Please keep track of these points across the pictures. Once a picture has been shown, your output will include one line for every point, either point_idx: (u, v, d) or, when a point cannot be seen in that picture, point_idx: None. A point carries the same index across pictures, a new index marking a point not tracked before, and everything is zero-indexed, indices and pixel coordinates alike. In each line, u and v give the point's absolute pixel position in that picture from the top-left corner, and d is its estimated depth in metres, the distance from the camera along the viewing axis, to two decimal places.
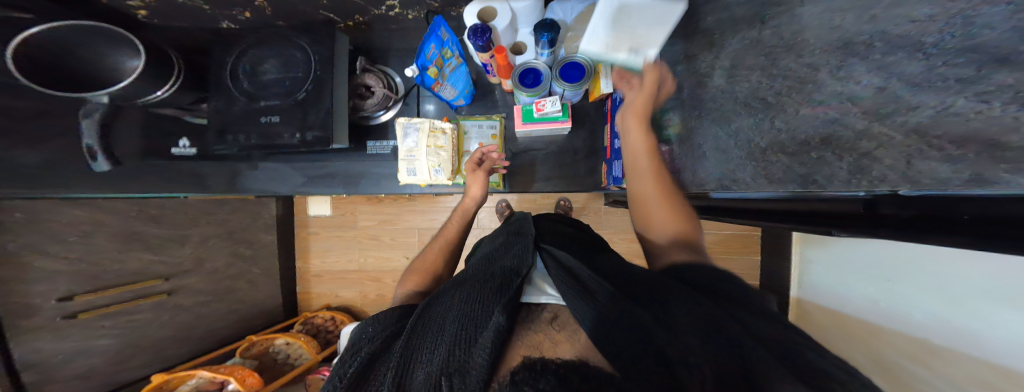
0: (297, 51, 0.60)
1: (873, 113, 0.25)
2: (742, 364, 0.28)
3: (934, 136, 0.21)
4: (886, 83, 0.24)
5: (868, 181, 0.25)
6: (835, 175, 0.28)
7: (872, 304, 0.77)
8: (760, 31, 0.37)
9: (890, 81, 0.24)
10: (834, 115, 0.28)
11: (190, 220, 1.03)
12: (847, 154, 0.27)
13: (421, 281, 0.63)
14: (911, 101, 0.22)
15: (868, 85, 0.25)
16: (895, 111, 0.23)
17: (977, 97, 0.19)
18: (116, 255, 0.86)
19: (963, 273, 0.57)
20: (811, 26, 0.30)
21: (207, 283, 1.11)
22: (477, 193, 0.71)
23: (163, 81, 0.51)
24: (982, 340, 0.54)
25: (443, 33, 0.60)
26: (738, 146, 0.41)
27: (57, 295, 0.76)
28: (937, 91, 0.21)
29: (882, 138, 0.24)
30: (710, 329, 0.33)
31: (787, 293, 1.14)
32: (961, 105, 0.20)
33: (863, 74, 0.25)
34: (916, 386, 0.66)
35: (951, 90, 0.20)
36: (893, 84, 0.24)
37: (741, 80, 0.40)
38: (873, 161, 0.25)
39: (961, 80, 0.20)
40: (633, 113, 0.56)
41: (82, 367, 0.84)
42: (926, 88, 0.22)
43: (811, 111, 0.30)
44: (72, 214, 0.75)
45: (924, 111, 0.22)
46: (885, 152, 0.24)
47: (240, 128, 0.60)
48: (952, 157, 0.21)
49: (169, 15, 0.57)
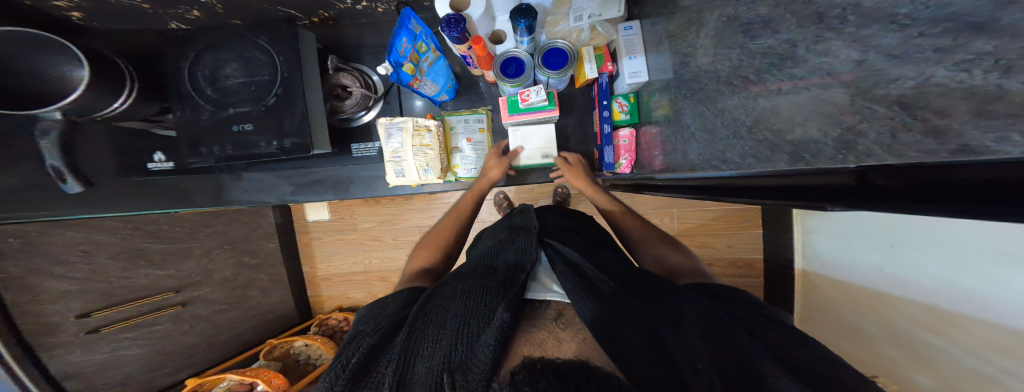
0: (258, 52, 0.57)
1: (854, 87, 0.21)
2: (752, 377, 0.28)
3: (918, 107, 0.17)
4: (864, 57, 0.20)
5: (856, 156, 0.21)
6: (821, 152, 0.24)
7: (878, 272, 0.75)
8: (736, 8, 0.33)
9: (868, 54, 0.20)
10: (816, 91, 0.24)
11: (191, 233, 0.97)
12: (831, 129, 0.23)
13: (432, 254, 0.66)
14: (891, 73, 0.18)
15: (848, 60, 0.21)
16: (877, 84, 0.19)
17: (957, 66, 0.15)
18: (121, 272, 0.80)
19: (969, 234, 0.54)
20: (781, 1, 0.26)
21: (220, 292, 1.05)
22: (493, 175, 0.71)
23: (118, 90, 0.49)
24: (993, 304, 0.51)
25: (414, 26, 0.57)
26: (725, 125, 0.38)
27: (74, 313, 0.70)
28: (917, 63, 0.17)
29: (865, 112, 0.20)
30: (717, 334, 0.35)
31: (793, 266, 1.12)
32: (940, 76, 0.16)
33: (841, 48, 0.21)
34: (933, 355, 0.63)
35: (929, 62, 0.16)
36: (872, 57, 0.19)
37: (723, 58, 0.37)
38: (858, 136, 0.21)
39: (938, 50, 0.16)
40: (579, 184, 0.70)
41: (119, 376, 0.81)
42: (906, 61, 0.18)
43: (793, 86, 0.27)
44: (68, 236, 0.69)
45: (904, 83, 0.18)
46: (869, 125, 0.20)
47: (213, 140, 0.58)
48: (937, 131, 0.16)
49: (110, 16, 0.52)
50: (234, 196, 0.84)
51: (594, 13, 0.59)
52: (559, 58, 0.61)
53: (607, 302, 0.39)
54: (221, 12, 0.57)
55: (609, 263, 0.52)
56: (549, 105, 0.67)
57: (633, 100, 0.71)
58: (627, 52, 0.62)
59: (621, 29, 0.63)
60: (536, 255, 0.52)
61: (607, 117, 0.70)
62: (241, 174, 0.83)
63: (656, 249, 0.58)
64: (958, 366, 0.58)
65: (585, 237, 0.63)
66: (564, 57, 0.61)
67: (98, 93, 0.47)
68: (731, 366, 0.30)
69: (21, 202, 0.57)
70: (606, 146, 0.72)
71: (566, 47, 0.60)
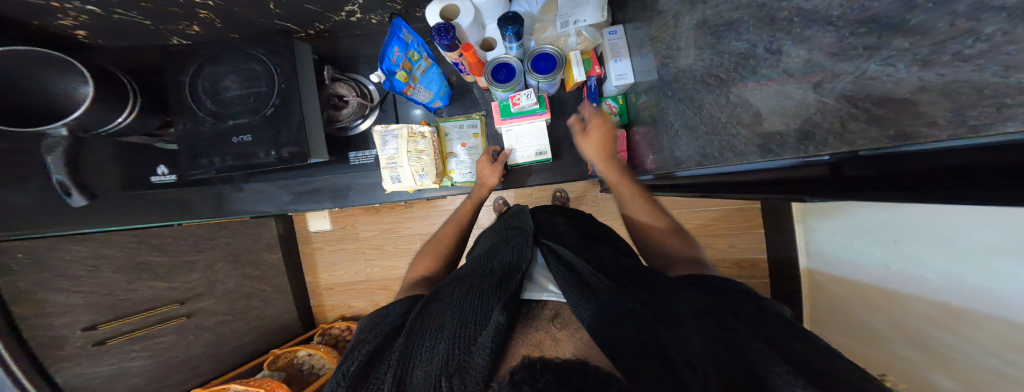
0: (256, 64, 0.58)
1: (807, 82, 0.23)
2: (746, 369, 0.29)
3: (860, 98, 0.19)
4: (810, 56, 0.22)
5: (815, 146, 0.24)
6: (786, 144, 0.27)
7: (883, 268, 0.75)
8: (704, 11, 0.35)
9: (812, 53, 0.22)
10: (777, 87, 0.26)
11: (194, 245, 0.98)
12: (792, 120, 0.25)
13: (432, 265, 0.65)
14: (834, 69, 0.20)
15: (799, 59, 0.23)
16: (823, 79, 0.22)
17: (884, 61, 0.17)
18: (127, 285, 0.81)
19: (974, 227, 0.53)
20: (739, 5, 0.28)
21: (224, 302, 1.06)
22: (490, 182, 0.72)
23: (121, 105, 0.51)
24: (1003, 298, 0.51)
25: (405, 35, 0.59)
26: (703, 121, 0.40)
27: (81, 325, 0.71)
28: (853, 60, 0.19)
29: (817, 105, 0.23)
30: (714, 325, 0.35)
31: (797, 265, 1.11)
32: (874, 69, 0.18)
33: (792, 48, 0.24)
34: (949, 354, 0.62)
35: (863, 57, 0.18)
36: (816, 56, 0.22)
37: (695, 59, 0.39)
38: (815, 126, 0.23)
39: (868, 48, 0.18)
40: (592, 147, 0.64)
41: None
42: (844, 58, 0.20)
43: (757, 84, 0.28)
44: (75, 250, 0.70)
45: (845, 77, 0.20)
46: (822, 116, 0.22)
47: (213, 150, 0.59)
48: (879, 119, 0.18)
49: (113, 35, 0.54)
50: (235, 206, 0.86)
51: (579, 20, 0.60)
52: (547, 63, 0.62)
53: (604, 301, 0.39)
54: (219, 27, 0.59)
55: (605, 259, 0.53)
56: (540, 109, 0.67)
57: (622, 101, 0.72)
58: (613, 55, 0.63)
59: (606, 34, 0.64)
60: (531, 255, 0.53)
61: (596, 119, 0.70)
62: (242, 185, 0.84)
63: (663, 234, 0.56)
64: (973, 363, 0.57)
65: (582, 234, 0.64)
66: (553, 62, 0.62)
67: (102, 110, 0.49)
68: (729, 363, 0.30)
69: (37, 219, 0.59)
70: None
71: (554, 52, 0.62)
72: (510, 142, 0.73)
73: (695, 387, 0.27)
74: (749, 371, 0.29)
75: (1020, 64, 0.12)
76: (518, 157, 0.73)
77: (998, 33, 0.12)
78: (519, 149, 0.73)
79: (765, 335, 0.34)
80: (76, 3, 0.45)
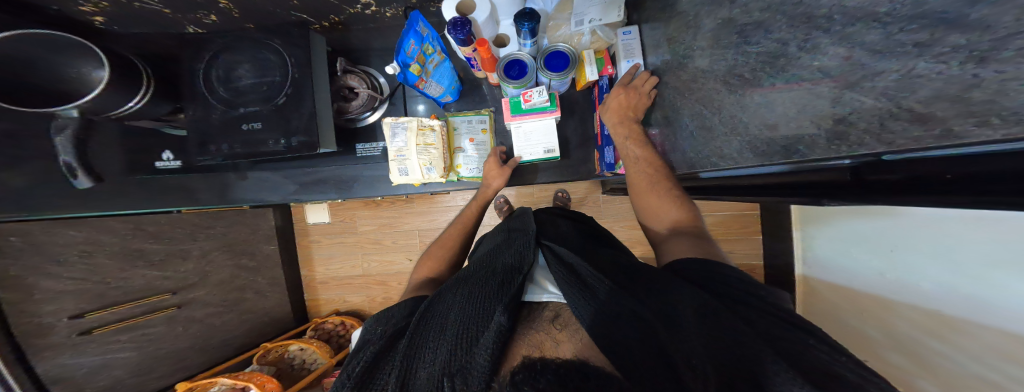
0: (271, 54, 0.59)
1: (843, 81, 0.25)
2: (748, 370, 0.29)
3: (902, 98, 0.21)
4: (850, 53, 0.24)
5: (848, 145, 0.27)
6: (815, 144, 0.30)
7: (878, 277, 0.76)
8: (730, 10, 0.37)
9: (853, 50, 0.23)
10: (809, 86, 0.29)
11: (191, 234, 0.97)
12: (824, 121, 0.28)
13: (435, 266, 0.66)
14: (876, 67, 0.22)
15: (835, 56, 0.25)
16: (863, 77, 0.23)
17: (935, 59, 0.18)
18: (118, 273, 0.81)
19: (970, 238, 0.54)
20: (770, 5, 0.30)
21: (217, 294, 1.06)
22: (497, 186, 0.74)
23: (134, 89, 0.51)
24: (991, 307, 0.52)
25: (421, 28, 0.59)
26: (721, 122, 0.44)
27: (68, 313, 0.71)
28: (900, 57, 0.20)
29: (855, 103, 0.25)
30: (721, 329, 0.34)
31: (793, 271, 1.12)
32: (922, 67, 0.19)
33: (829, 45, 0.25)
34: (938, 362, 0.63)
35: (911, 55, 0.19)
36: (857, 53, 0.23)
37: (719, 59, 0.42)
38: (850, 126, 0.26)
39: (917, 44, 0.19)
40: (611, 111, 0.61)
41: (106, 380, 0.80)
42: (889, 55, 0.21)
43: (788, 85, 0.31)
44: (70, 235, 0.70)
45: (889, 75, 0.21)
46: (859, 116, 0.25)
47: (221, 137, 0.59)
48: (921, 119, 0.20)
49: (129, 21, 0.54)
50: (235, 196, 0.84)
51: (595, 18, 0.62)
52: (560, 61, 0.63)
53: (606, 302, 0.39)
54: (236, 17, 0.59)
55: (608, 261, 0.53)
56: (551, 106, 0.67)
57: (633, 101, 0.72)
58: (626, 56, 0.65)
59: (620, 34, 0.65)
60: (531, 258, 0.53)
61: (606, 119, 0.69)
62: (246, 173, 0.82)
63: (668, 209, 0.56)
64: (959, 371, 0.58)
65: (586, 236, 0.64)
66: (566, 60, 0.63)
67: (117, 94, 0.49)
68: (734, 370, 0.29)
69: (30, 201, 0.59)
70: (607, 147, 0.70)
71: (568, 50, 0.62)
72: (518, 139, 0.72)
73: (694, 387, 0.27)
74: (751, 379, 0.28)
75: None
76: (524, 153, 0.72)
77: None
78: (525, 147, 0.72)
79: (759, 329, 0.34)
80: None
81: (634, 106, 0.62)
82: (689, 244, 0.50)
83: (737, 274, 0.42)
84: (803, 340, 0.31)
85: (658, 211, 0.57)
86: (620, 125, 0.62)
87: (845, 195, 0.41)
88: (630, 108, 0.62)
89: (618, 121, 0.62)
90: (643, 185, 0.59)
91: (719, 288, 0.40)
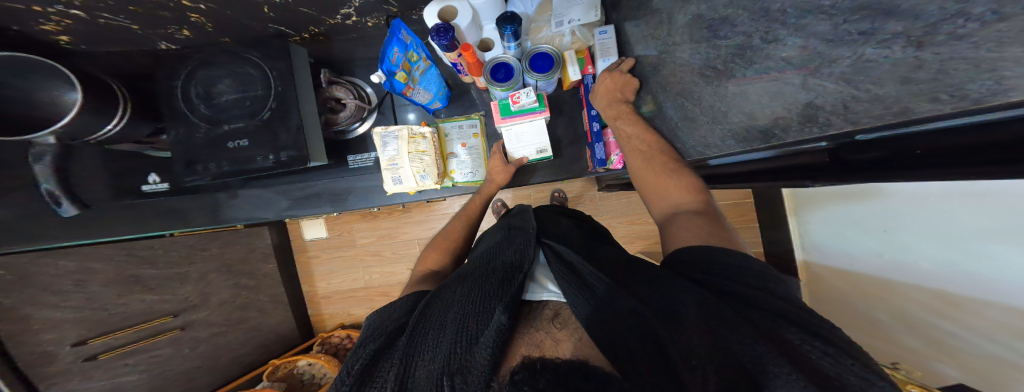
0: (251, 68, 0.58)
1: (805, 68, 0.28)
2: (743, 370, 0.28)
3: (858, 80, 0.24)
4: (806, 43, 0.26)
5: (819, 127, 0.29)
6: (790, 127, 0.32)
7: (876, 258, 0.77)
8: (698, 7, 0.39)
9: (808, 40, 0.26)
10: (774, 74, 0.31)
11: (185, 257, 0.94)
12: (794, 106, 0.31)
13: (442, 255, 0.68)
14: (832, 54, 0.25)
15: (794, 46, 0.28)
16: (822, 64, 0.26)
17: (880, 45, 0.21)
18: (116, 299, 0.78)
19: (960, 215, 0.55)
20: (732, 2, 0.33)
21: (220, 314, 1.04)
22: (501, 181, 0.74)
23: (111, 112, 0.50)
24: (994, 282, 0.52)
25: (405, 36, 0.59)
26: (703, 113, 0.46)
27: (70, 341, 0.69)
28: (850, 45, 0.23)
29: (818, 88, 0.27)
30: (719, 321, 0.33)
31: (793, 257, 1.12)
32: (871, 52, 0.22)
33: (788, 36, 0.28)
34: (949, 341, 0.63)
35: (859, 42, 0.22)
36: (813, 43, 0.26)
37: (693, 52, 0.44)
38: (817, 110, 0.28)
39: (863, 33, 0.22)
40: (602, 96, 0.64)
41: None
42: (840, 43, 0.24)
43: (758, 75, 0.33)
44: (62, 265, 0.68)
45: (843, 61, 0.24)
46: (823, 99, 0.27)
47: (208, 156, 0.58)
48: (878, 98, 0.23)
49: (99, 39, 0.53)
50: (230, 215, 0.83)
51: (574, 19, 0.62)
52: (545, 62, 0.63)
53: (605, 300, 0.39)
54: (210, 31, 0.59)
55: (605, 258, 0.52)
56: (539, 107, 0.66)
57: None
58: (602, 55, 0.65)
59: (597, 34, 0.65)
60: (532, 255, 0.52)
61: (594, 115, 0.69)
62: (238, 192, 0.82)
63: (669, 192, 0.55)
64: (975, 350, 0.58)
65: (583, 233, 0.64)
66: (550, 61, 0.63)
67: (92, 117, 0.48)
68: (730, 363, 0.29)
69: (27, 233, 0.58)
70: (597, 144, 0.70)
71: (551, 51, 0.63)
72: (509, 140, 0.71)
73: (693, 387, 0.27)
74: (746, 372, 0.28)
75: (1009, 40, 0.14)
76: (517, 153, 0.72)
77: (985, 14, 0.15)
78: (517, 147, 0.72)
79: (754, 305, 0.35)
80: (60, 7, 0.44)
81: (625, 91, 0.63)
82: (692, 226, 0.48)
83: (740, 263, 0.41)
84: (789, 324, 0.32)
85: (659, 188, 0.56)
86: (613, 109, 0.63)
87: (827, 177, 0.42)
88: (622, 92, 0.63)
89: (608, 104, 0.64)
90: (640, 161, 0.59)
91: (717, 278, 0.39)
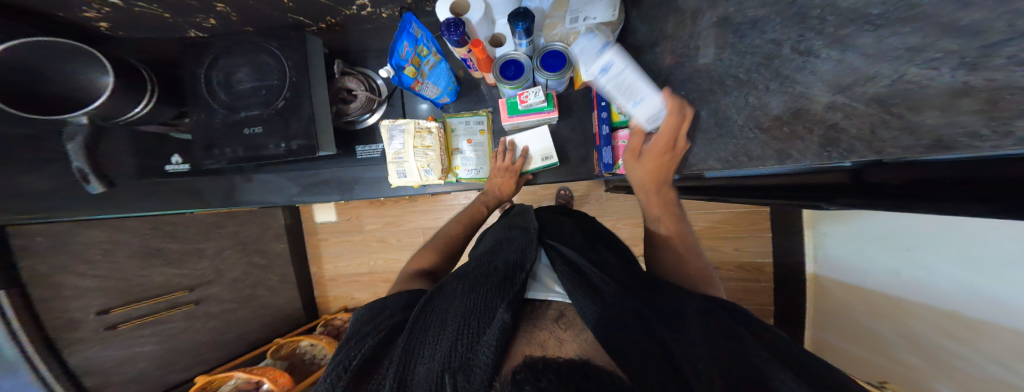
0: (268, 57, 0.59)
1: (836, 85, 0.26)
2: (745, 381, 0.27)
3: (894, 104, 0.23)
4: (843, 56, 0.25)
5: (839, 153, 0.27)
6: (806, 150, 0.30)
7: (894, 276, 0.73)
8: (725, 9, 0.38)
9: (845, 53, 0.25)
10: (800, 90, 0.30)
11: (203, 233, 1.00)
12: (816, 126, 0.29)
13: (434, 254, 0.68)
14: (868, 71, 0.24)
15: (828, 59, 0.27)
16: (855, 82, 0.25)
17: (928, 64, 0.20)
18: (138, 271, 0.84)
19: (991, 240, 0.52)
20: (767, 4, 0.32)
21: (232, 291, 1.09)
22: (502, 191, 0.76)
23: (140, 94, 0.52)
24: (1015, 308, 0.49)
25: (414, 30, 0.59)
26: (719, 125, 0.44)
27: (95, 308, 0.74)
28: (891, 62, 0.22)
29: (846, 109, 0.26)
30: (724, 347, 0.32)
31: (804, 270, 1.09)
32: (913, 73, 0.21)
33: (822, 47, 0.27)
34: (954, 363, 0.60)
35: (902, 59, 0.21)
36: (850, 57, 0.25)
37: (715, 59, 0.42)
38: (839, 132, 0.26)
39: (910, 49, 0.21)
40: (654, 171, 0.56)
41: (133, 372, 0.83)
42: (881, 59, 0.23)
43: (784, 88, 0.32)
44: (93, 235, 0.73)
45: (880, 80, 0.23)
46: (850, 122, 0.26)
47: (226, 141, 0.60)
48: (913, 127, 0.21)
49: (134, 28, 0.56)
50: (244, 196, 0.86)
51: (591, 16, 0.60)
52: (556, 60, 0.62)
53: (607, 302, 0.39)
54: (234, 20, 0.60)
55: (610, 262, 0.52)
56: (547, 107, 0.67)
57: None
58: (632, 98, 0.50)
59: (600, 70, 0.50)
60: (535, 254, 0.52)
61: (604, 118, 0.68)
62: (253, 175, 0.84)
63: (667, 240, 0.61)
64: (977, 373, 0.56)
65: (586, 235, 0.63)
66: (563, 60, 0.61)
67: (122, 98, 0.50)
68: (737, 375, 0.28)
69: (74, 204, 0.62)
70: (605, 147, 0.68)
71: (564, 50, 0.61)
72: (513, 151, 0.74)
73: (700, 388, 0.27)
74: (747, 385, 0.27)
75: None
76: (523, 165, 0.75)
77: None
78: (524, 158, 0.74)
79: (752, 329, 0.36)
80: None
81: (665, 167, 0.56)
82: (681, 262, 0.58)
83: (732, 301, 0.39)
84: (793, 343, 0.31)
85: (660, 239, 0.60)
86: (650, 182, 0.58)
87: (849, 198, 0.40)
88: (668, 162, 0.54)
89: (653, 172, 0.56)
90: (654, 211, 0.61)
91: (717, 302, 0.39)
